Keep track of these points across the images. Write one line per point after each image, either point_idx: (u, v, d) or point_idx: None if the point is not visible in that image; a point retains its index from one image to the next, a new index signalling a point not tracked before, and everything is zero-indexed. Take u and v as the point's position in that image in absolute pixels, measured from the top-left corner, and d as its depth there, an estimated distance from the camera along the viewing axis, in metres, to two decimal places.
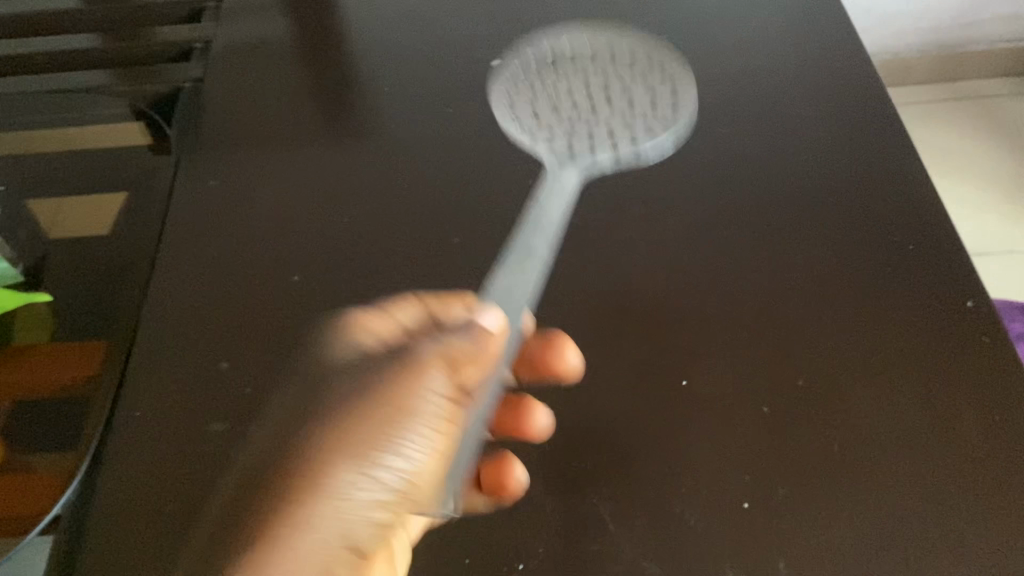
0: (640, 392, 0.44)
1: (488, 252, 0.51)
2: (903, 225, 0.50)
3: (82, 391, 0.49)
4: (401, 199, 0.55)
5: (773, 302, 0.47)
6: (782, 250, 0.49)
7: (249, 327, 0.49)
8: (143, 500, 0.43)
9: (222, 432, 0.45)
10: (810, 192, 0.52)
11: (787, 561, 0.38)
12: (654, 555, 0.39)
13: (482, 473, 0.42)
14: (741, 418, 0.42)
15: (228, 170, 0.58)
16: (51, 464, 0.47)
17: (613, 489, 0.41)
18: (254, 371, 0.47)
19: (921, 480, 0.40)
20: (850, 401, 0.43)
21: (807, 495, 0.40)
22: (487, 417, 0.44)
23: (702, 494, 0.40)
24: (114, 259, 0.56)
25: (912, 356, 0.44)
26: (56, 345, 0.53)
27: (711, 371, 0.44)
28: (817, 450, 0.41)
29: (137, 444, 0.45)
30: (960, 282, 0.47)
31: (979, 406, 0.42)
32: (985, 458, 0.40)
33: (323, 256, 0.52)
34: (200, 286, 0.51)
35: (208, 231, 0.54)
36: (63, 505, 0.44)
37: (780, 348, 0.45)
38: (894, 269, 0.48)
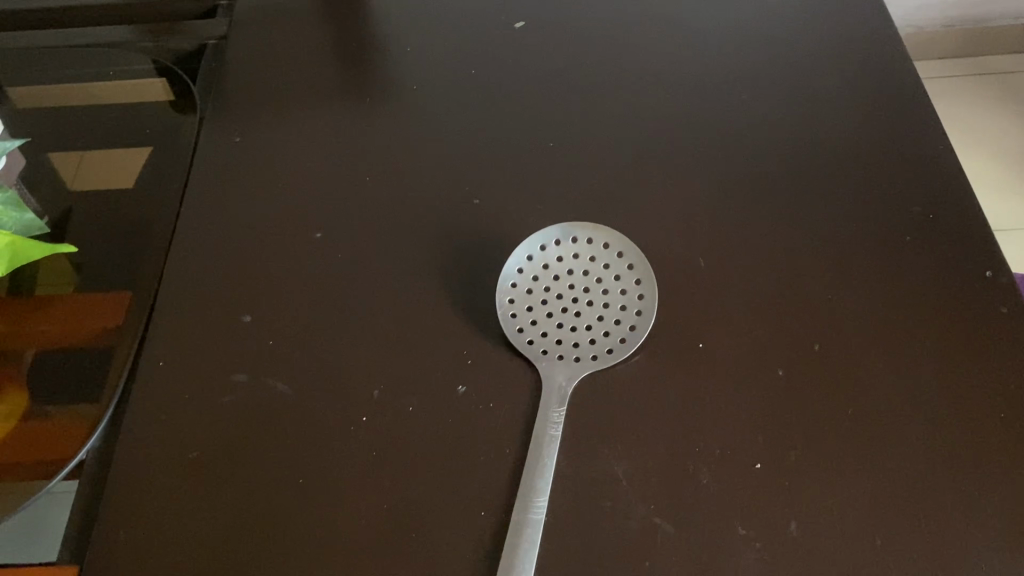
0: (657, 354, 0.44)
1: (508, 213, 0.51)
2: (926, 196, 0.49)
3: (105, 341, 0.50)
4: (422, 160, 0.55)
5: (792, 269, 0.47)
6: (803, 218, 0.49)
7: (271, 282, 0.49)
8: (166, 446, 0.44)
9: (242, 383, 0.45)
10: (832, 161, 0.52)
11: (799, 521, 0.39)
12: (666, 512, 0.39)
13: (499, 429, 0.43)
14: (757, 383, 0.43)
15: (251, 127, 0.58)
16: (73, 412, 0.47)
17: (628, 447, 0.41)
18: (276, 325, 0.47)
19: (933, 447, 0.40)
20: (866, 368, 0.43)
21: (820, 459, 0.40)
22: (505, 375, 0.44)
23: (716, 455, 0.41)
24: (138, 213, 0.57)
25: (929, 327, 0.44)
26: (81, 297, 0.53)
27: (728, 336, 0.45)
28: (831, 415, 0.41)
29: (160, 391, 0.46)
30: (981, 254, 0.47)
31: (994, 378, 0.42)
32: (998, 429, 0.40)
33: (344, 214, 0.52)
34: (223, 241, 0.52)
35: (231, 187, 0.54)
36: (87, 451, 0.45)
37: (798, 314, 0.45)
38: (915, 239, 0.48)
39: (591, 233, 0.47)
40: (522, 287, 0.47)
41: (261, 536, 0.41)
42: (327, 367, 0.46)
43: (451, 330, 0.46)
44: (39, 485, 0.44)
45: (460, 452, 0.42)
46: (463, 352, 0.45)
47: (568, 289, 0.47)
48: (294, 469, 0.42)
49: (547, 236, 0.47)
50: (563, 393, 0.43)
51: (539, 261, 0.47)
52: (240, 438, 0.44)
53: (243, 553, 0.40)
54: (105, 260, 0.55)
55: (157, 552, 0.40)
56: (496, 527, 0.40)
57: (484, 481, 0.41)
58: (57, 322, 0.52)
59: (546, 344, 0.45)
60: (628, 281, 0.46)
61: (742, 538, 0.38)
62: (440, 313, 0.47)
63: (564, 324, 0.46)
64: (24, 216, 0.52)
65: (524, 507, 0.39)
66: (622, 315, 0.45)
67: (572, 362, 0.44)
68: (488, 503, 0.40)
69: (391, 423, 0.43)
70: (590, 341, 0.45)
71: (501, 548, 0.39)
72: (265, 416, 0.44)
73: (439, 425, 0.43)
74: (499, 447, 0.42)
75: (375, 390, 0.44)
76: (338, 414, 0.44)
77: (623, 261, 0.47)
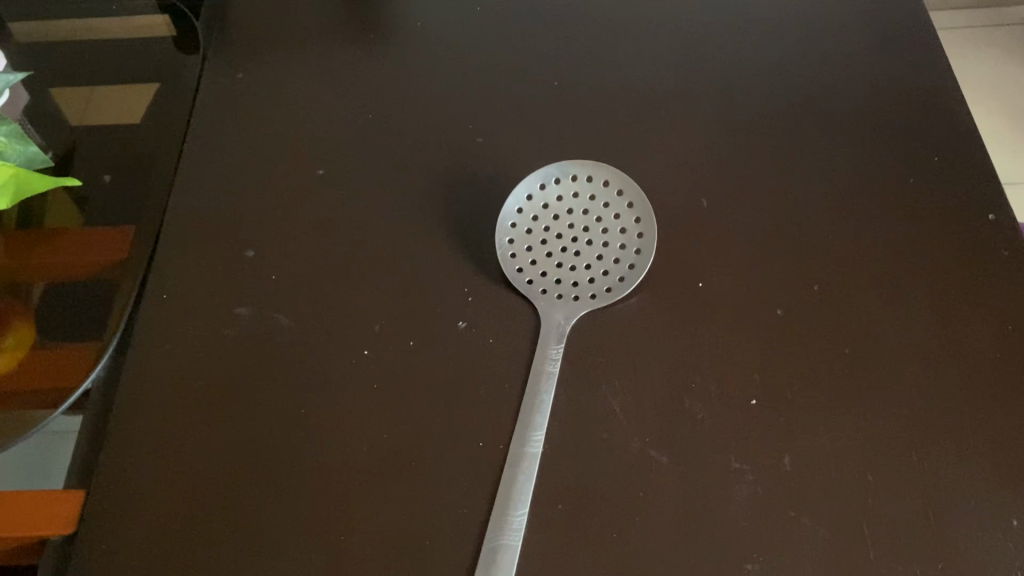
0: (656, 293, 0.45)
1: (510, 151, 0.51)
2: (930, 138, 0.49)
3: (111, 274, 0.51)
4: (425, 98, 0.54)
5: (794, 210, 0.47)
6: (807, 159, 0.49)
7: (273, 218, 0.50)
8: (169, 375, 0.44)
9: (245, 316, 0.46)
10: (839, 102, 0.51)
11: (791, 455, 0.39)
12: (660, 444, 0.40)
13: (498, 363, 0.43)
14: (755, 321, 0.43)
15: (255, 63, 0.58)
16: (80, 343, 0.48)
17: (625, 382, 0.42)
18: (277, 260, 0.48)
19: (926, 386, 0.40)
20: (864, 308, 0.43)
21: (814, 395, 0.41)
22: (505, 311, 0.45)
23: (712, 390, 0.41)
24: (142, 149, 0.57)
25: (928, 268, 0.44)
26: (87, 230, 0.54)
27: (727, 275, 0.45)
28: (827, 354, 0.42)
29: (164, 323, 0.46)
30: (982, 196, 0.46)
31: (990, 319, 0.42)
32: (992, 369, 0.41)
33: (346, 151, 0.52)
34: (226, 176, 0.52)
35: (235, 123, 0.54)
36: (93, 380, 0.46)
37: (798, 255, 0.45)
38: (917, 181, 0.47)
39: (591, 171, 0.47)
40: (522, 227, 0.46)
41: (262, 462, 0.41)
42: (328, 301, 0.46)
43: (453, 267, 0.47)
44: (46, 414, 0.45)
45: (459, 385, 0.42)
46: (464, 288, 0.46)
47: (567, 228, 0.46)
48: (295, 399, 0.43)
49: (547, 174, 0.47)
50: (562, 331, 0.43)
51: (539, 200, 0.47)
52: (242, 368, 0.44)
53: (244, 479, 0.41)
54: (109, 194, 0.55)
55: (161, 477, 0.41)
56: (493, 457, 0.40)
57: (482, 412, 0.42)
58: (61, 255, 0.53)
59: (545, 283, 0.45)
60: (628, 219, 0.46)
61: (734, 471, 0.39)
62: (441, 250, 0.47)
63: (563, 263, 0.46)
64: (27, 149, 0.51)
65: (522, 440, 0.40)
66: (621, 255, 0.45)
67: (572, 301, 0.44)
68: (486, 434, 0.41)
69: (392, 356, 0.44)
70: (589, 280, 0.45)
71: (499, 479, 0.39)
72: (266, 347, 0.45)
73: (439, 359, 0.43)
74: (498, 381, 0.42)
75: (377, 324, 0.45)
76: (340, 347, 0.44)
77: (623, 199, 0.47)
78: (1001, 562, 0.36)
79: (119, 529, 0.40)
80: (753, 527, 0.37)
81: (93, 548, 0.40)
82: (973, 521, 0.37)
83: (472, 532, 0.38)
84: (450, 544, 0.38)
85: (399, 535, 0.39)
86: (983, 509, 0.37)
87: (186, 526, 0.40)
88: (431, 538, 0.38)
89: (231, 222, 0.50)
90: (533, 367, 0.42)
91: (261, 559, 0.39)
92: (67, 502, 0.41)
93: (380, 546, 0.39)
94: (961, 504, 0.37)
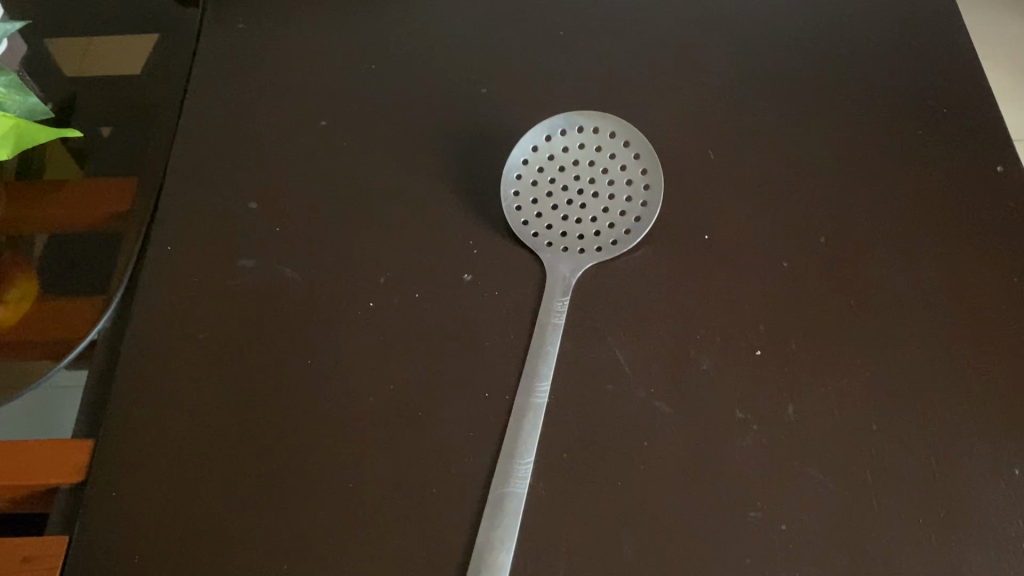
0: (662, 246, 0.44)
1: (515, 102, 0.51)
2: (940, 90, 0.48)
3: (114, 226, 0.50)
4: (428, 48, 0.54)
5: (802, 163, 0.46)
6: (815, 110, 0.48)
7: (277, 170, 0.49)
8: (175, 327, 0.44)
9: (249, 268, 0.46)
10: (848, 54, 0.51)
11: (796, 406, 0.39)
12: (665, 395, 0.40)
13: (503, 315, 0.43)
14: (761, 274, 0.43)
15: (256, 14, 0.57)
16: (81, 295, 0.48)
17: (630, 334, 0.42)
18: (281, 212, 0.48)
19: (931, 338, 0.40)
20: (870, 261, 0.43)
21: (819, 347, 0.41)
22: (511, 264, 0.45)
23: (718, 342, 0.41)
24: (143, 100, 0.56)
25: (934, 221, 0.44)
26: (88, 182, 0.53)
27: (733, 227, 0.45)
28: (833, 306, 0.42)
29: (168, 275, 0.46)
30: (991, 149, 0.46)
31: (995, 272, 0.42)
32: (997, 322, 0.41)
33: (349, 102, 0.52)
34: (228, 128, 0.51)
35: (237, 75, 0.54)
36: (98, 332, 0.46)
37: (805, 207, 0.45)
38: (926, 134, 0.47)
39: (597, 122, 0.47)
40: (527, 178, 0.46)
41: (269, 413, 0.41)
42: (333, 254, 0.46)
43: (458, 219, 0.46)
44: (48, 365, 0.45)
45: (464, 337, 0.43)
46: (469, 241, 0.45)
47: (573, 180, 0.46)
48: (301, 350, 0.43)
49: (553, 125, 0.47)
50: (567, 284, 0.43)
51: (545, 151, 0.47)
52: (247, 320, 0.44)
53: (251, 429, 0.41)
54: (110, 146, 0.55)
55: (167, 426, 0.41)
56: (499, 407, 0.40)
57: (488, 363, 0.42)
58: (58, 206, 0.52)
59: (551, 236, 0.45)
60: (634, 171, 0.46)
61: (740, 422, 0.39)
62: (446, 203, 0.47)
63: (569, 216, 0.45)
64: (27, 100, 0.51)
65: (528, 391, 0.40)
66: (627, 207, 0.45)
67: (577, 254, 0.44)
68: (492, 385, 0.41)
69: (397, 308, 0.44)
70: (595, 233, 0.45)
71: (506, 429, 0.40)
72: (271, 299, 0.45)
73: (445, 311, 0.43)
74: (503, 333, 0.42)
75: (382, 276, 0.45)
76: (345, 298, 0.44)
77: (629, 151, 0.46)
78: (1004, 510, 0.36)
79: (127, 478, 0.40)
80: (759, 477, 0.38)
81: (102, 496, 0.40)
82: (977, 470, 0.37)
83: (479, 481, 0.39)
84: (457, 492, 0.38)
85: (405, 484, 0.39)
86: (987, 458, 0.37)
87: (194, 474, 0.40)
88: (436, 486, 0.39)
89: (234, 174, 0.49)
90: (539, 319, 0.42)
91: (268, 507, 0.39)
92: (75, 450, 0.41)
93: (386, 494, 0.39)
94: (966, 453, 0.38)
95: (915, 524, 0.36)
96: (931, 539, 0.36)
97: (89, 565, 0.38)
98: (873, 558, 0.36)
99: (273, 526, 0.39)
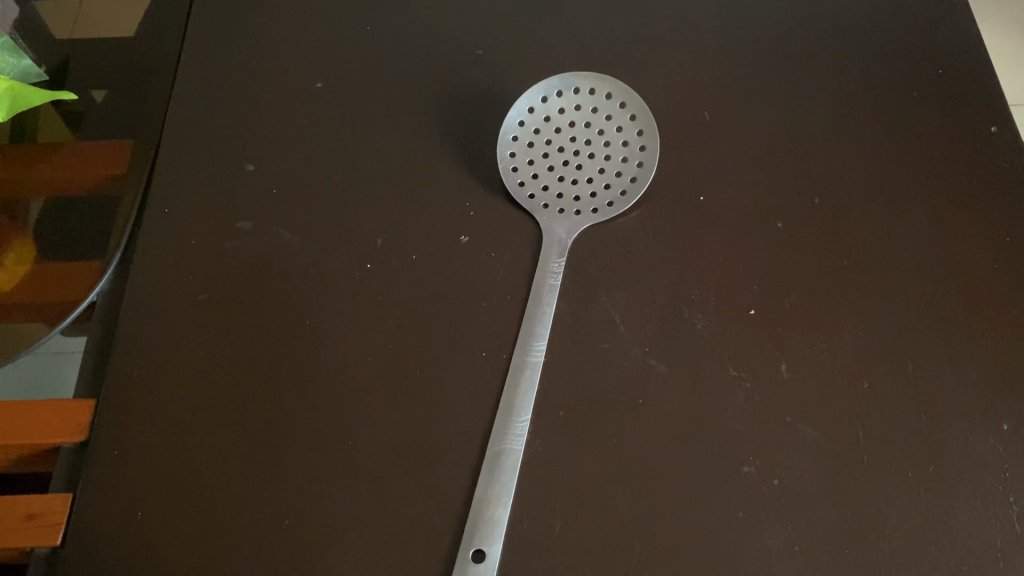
0: (657, 207, 0.45)
1: (511, 64, 0.50)
2: (935, 51, 0.48)
3: (111, 189, 0.50)
4: (424, 10, 0.53)
5: (797, 125, 0.47)
6: (810, 72, 0.48)
7: (272, 132, 0.49)
8: (173, 289, 0.45)
9: (246, 231, 0.46)
10: (844, 15, 0.51)
11: (789, 364, 0.40)
12: (660, 354, 0.40)
13: (500, 276, 0.43)
14: (756, 235, 0.43)
15: None
16: (79, 257, 0.48)
17: (626, 294, 0.42)
18: (278, 175, 0.48)
19: (922, 297, 0.41)
20: (864, 221, 0.43)
21: (813, 307, 0.41)
22: (507, 225, 0.45)
23: (712, 303, 0.42)
24: (137, 63, 0.56)
25: (927, 181, 0.44)
26: (82, 144, 0.53)
27: (728, 189, 0.45)
28: (826, 266, 0.42)
29: (166, 238, 0.46)
30: (984, 109, 0.46)
31: (987, 232, 0.42)
32: (987, 280, 0.41)
33: (345, 64, 0.51)
34: (223, 90, 0.51)
35: (231, 37, 0.54)
36: (97, 294, 0.46)
37: (800, 169, 0.45)
38: (920, 95, 0.47)
39: (594, 84, 0.46)
40: (523, 140, 0.46)
41: (268, 372, 0.42)
42: (330, 216, 0.46)
43: (454, 181, 0.46)
44: (45, 330, 0.45)
45: (461, 298, 0.43)
46: (465, 203, 0.46)
47: (569, 142, 0.46)
48: (300, 311, 0.43)
49: (549, 87, 0.46)
50: (563, 246, 0.44)
51: (541, 113, 0.47)
52: (245, 282, 0.44)
53: (250, 388, 0.41)
54: (105, 109, 0.54)
55: (167, 387, 0.42)
56: (495, 367, 0.41)
57: (484, 324, 0.42)
58: (53, 168, 0.52)
59: (547, 198, 0.45)
60: (630, 133, 0.46)
61: (733, 380, 0.39)
62: (442, 165, 0.47)
63: (565, 178, 0.46)
64: (20, 62, 0.52)
65: (524, 351, 0.41)
66: (623, 169, 0.45)
67: (573, 215, 0.44)
68: (489, 345, 0.41)
69: (394, 270, 0.44)
70: (591, 195, 0.45)
71: (503, 388, 0.40)
72: (269, 261, 0.45)
73: (442, 272, 0.44)
74: (500, 294, 0.43)
75: (379, 238, 0.45)
76: (342, 260, 0.44)
77: (625, 112, 0.46)
78: (992, 465, 0.37)
79: (127, 436, 0.41)
80: (752, 434, 0.38)
81: (103, 454, 0.40)
82: (966, 426, 0.38)
83: (476, 439, 0.39)
84: (455, 448, 0.39)
85: (403, 442, 0.39)
86: (976, 414, 0.38)
87: (194, 433, 0.41)
88: (434, 443, 0.39)
89: (229, 137, 0.49)
90: (535, 280, 0.43)
91: (268, 463, 0.39)
92: (77, 410, 0.42)
93: (385, 451, 0.39)
94: (955, 409, 0.38)
95: (905, 478, 0.37)
96: (920, 493, 0.37)
97: (91, 521, 0.39)
98: (863, 511, 0.36)
99: (273, 482, 0.39)
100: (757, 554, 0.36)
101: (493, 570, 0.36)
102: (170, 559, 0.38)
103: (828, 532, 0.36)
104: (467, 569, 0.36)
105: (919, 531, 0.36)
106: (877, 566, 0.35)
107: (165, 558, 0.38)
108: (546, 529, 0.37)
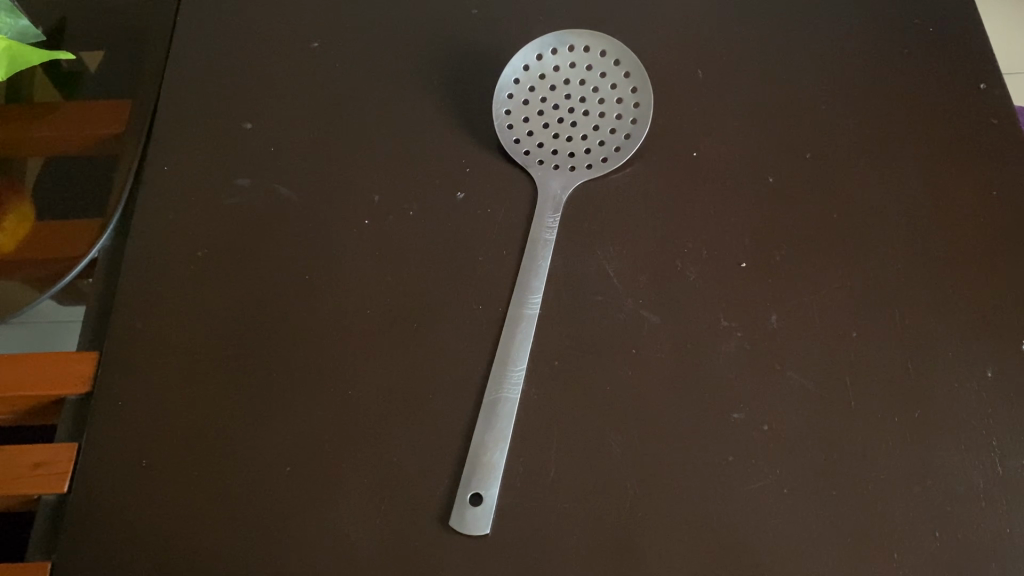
0: (651, 162, 0.45)
1: (507, 23, 0.51)
2: (925, 9, 0.49)
3: (111, 148, 0.51)
4: None
5: (790, 82, 0.47)
6: (803, 30, 0.49)
7: (269, 91, 0.50)
8: (174, 245, 0.45)
9: (246, 188, 0.46)
10: None
11: (779, 315, 0.41)
12: (653, 305, 0.41)
13: (496, 231, 0.44)
14: (748, 189, 0.44)
15: None
16: (80, 215, 0.48)
17: (620, 248, 0.43)
18: (275, 133, 0.48)
19: (910, 249, 0.42)
20: (854, 176, 0.44)
21: (803, 260, 0.42)
22: (503, 181, 0.45)
23: (704, 255, 0.42)
24: (136, 24, 0.56)
25: (916, 136, 0.45)
26: (80, 103, 0.53)
27: (722, 145, 0.45)
28: (817, 220, 0.43)
29: (166, 194, 0.47)
30: (973, 65, 0.47)
31: (975, 184, 0.43)
32: (974, 232, 0.42)
33: (341, 24, 0.52)
34: (221, 50, 0.52)
35: None
36: (98, 250, 0.47)
37: (792, 124, 0.46)
38: (910, 51, 0.48)
39: (588, 41, 0.47)
40: (518, 98, 0.47)
41: (269, 324, 0.43)
42: (328, 173, 0.46)
43: (450, 138, 0.47)
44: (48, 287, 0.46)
45: (458, 252, 0.44)
46: (462, 160, 0.46)
47: (564, 99, 0.47)
48: (299, 265, 0.44)
49: (543, 44, 0.47)
50: (558, 201, 0.44)
51: (536, 71, 0.47)
52: (245, 238, 0.45)
53: (252, 339, 0.42)
54: (102, 69, 0.55)
55: (169, 339, 0.43)
56: (492, 319, 0.42)
57: (481, 277, 0.43)
58: (51, 127, 0.52)
59: (542, 154, 0.46)
60: (624, 90, 0.47)
61: (724, 330, 0.40)
62: (439, 122, 0.48)
63: (560, 135, 0.46)
64: (18, 23, 0.52)
65: (520, 303, 0.41)
66: (617, 125, 0.46)
67: (568, 171, 0.45)
68: (486, 297, 0.42)
69: (392, 225, 0.45)
70: (585, 151, 0.46)
71: (499, 338, 0.41)
72: (268, 217, 0.45)
73: (439, 227, 0.44)
74: (496, 248, 0.43)
75: (376, 194, 0.46)
76: (341, 216, 0.45)
77: (619, 69, 0.47)
78: (975, 409, 0.38)
79: (131, 387, 0.41)
80: (742, 381, 0.39)
81: (108, 404, 0.41)
82: (951, 373, 0.39)
83: (472, 388, 0.40)
84: (453, 396, 0.40)
85: (402, 391, 0.40)
86: (961, 362, 0.39)
87: (196, 384, 0.41)
88: (432, 392, 0.40)
89: (227, 97, 0.50)
90: (530, 234, 0.43)
91: (269, 412, 0.40)
92: (81, 363, 0.42)
93: (384, 399, 0.40)
94: (940, 357, 0.39)
95: (891, 423, 0.38)
96: (906, 437, 0.38)
97: (97, 469, 0.40)
98: (851, 455, 0.37)
99: (274, 430, 0.40)
100: (747, 496, 0.37)
101: (490, 513, 0.37)
102: (175, 505, 0.39)
103: (817, 475, 0.37)
104: (465, 512, 0.37)
105: (903, 474, 0.37)
106: (863, 507, 0.36)
107: (170, 503, 0.39)
108: (542, 473, 0.38)
